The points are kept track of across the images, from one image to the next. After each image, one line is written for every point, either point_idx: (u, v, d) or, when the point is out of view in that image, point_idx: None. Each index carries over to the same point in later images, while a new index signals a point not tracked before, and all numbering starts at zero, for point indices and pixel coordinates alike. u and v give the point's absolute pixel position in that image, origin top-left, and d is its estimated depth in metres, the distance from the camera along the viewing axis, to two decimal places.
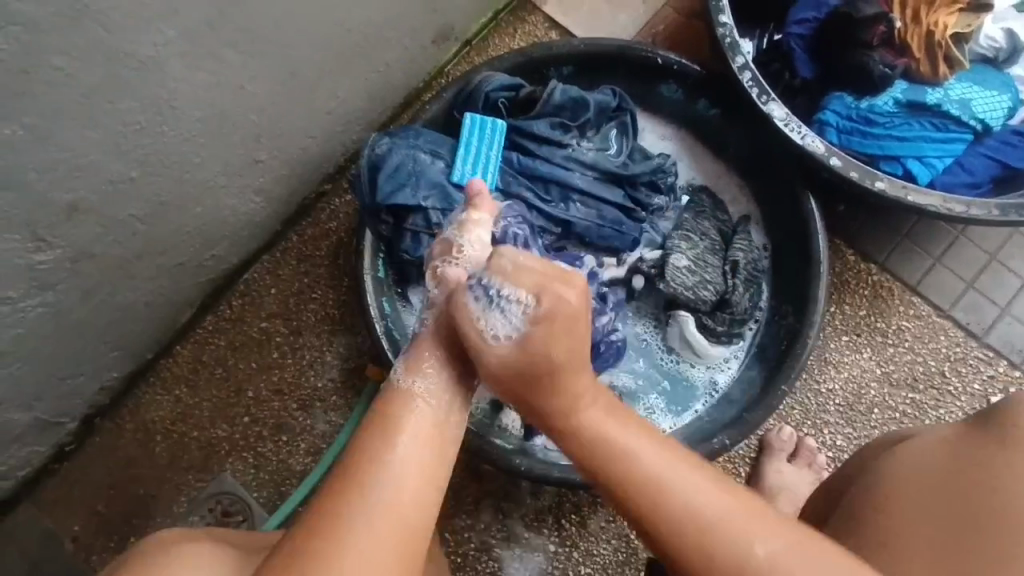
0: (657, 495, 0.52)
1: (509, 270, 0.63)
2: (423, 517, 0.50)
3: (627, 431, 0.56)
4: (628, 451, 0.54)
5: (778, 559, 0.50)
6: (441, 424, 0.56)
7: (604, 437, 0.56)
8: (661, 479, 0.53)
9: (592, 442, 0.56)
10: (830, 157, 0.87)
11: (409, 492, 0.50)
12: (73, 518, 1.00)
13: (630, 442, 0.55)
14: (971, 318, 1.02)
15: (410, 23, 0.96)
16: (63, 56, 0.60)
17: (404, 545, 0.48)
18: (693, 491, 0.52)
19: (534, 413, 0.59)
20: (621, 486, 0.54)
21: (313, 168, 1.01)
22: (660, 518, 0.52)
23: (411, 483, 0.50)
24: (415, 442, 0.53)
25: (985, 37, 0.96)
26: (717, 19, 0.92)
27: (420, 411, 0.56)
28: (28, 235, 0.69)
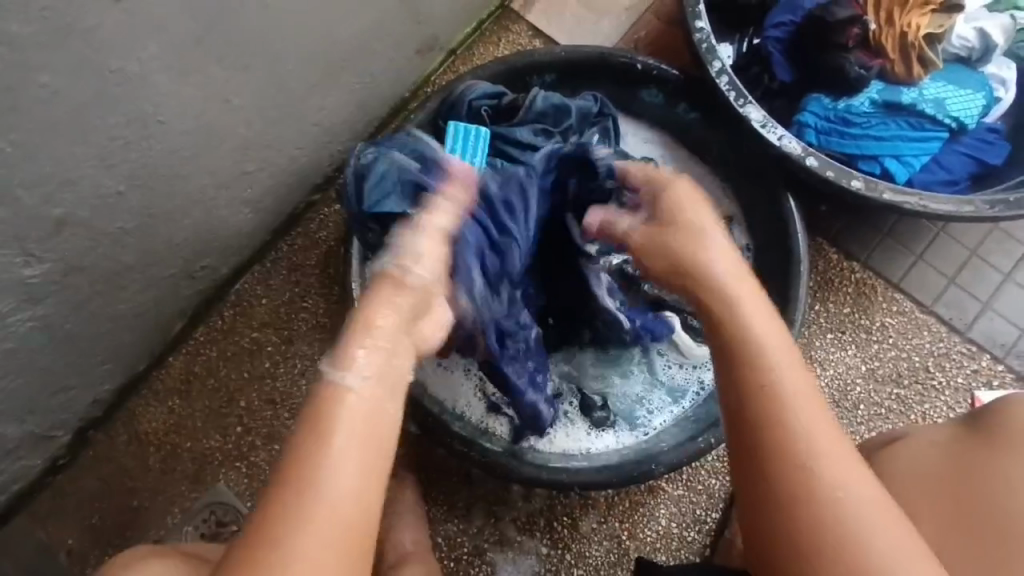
0: (788, 412, 0.55)
1: (665, 228, 0.67)
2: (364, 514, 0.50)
3: (781, 345, 0.58)
4: (788, 369, 0.57)
5: (861, 497, 0.53)
6: (373, 416, 0.52)
7: (756, 349, 0.58)
8: (801, 393, 0.56)
9: (759, 361, 0.57)
10: (807, 157, 0.89)
11: (349, 505, 0.49)
12: (67, 531, 1.00)
13: (782, 357, 0.58)
14: (953, 313, 1.03)
15: (395, 34, 0.97)
16: (48, 74, 0.61)
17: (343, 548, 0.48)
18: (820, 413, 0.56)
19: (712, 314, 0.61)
20: (757, 395, 0.56)
21: (301, 179, 1.02)
22: (788, 432, 0.55)
23: (345, 490, 0.49)
24: (348, 444, 0.50)
25: (958, 37, 0.98)
26: (695, 25, 0.93)
27: (359, 402, 0.52)
28: (18, 250, 0.70)
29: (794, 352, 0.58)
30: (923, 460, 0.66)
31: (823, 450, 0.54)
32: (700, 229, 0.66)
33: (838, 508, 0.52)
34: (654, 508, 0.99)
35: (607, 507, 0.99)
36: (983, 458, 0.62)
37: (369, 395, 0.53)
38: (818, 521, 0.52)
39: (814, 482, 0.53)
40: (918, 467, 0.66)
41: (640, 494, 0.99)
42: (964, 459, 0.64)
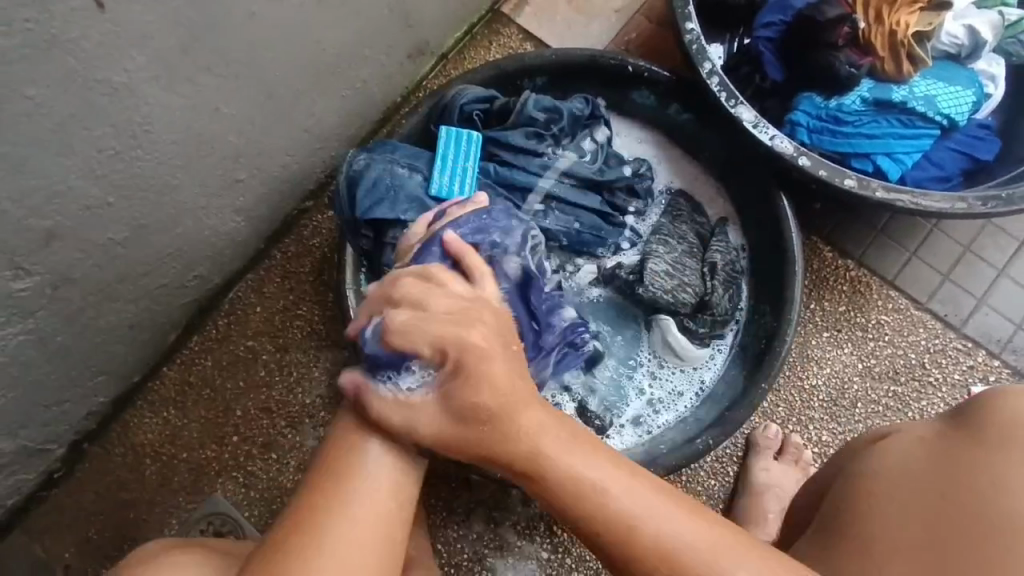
0: (627, 529, 0.54)
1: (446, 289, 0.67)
2: (389, 511, 0.60)
3: (625, 471, 0.57)
4: (646, 509, 0.54)
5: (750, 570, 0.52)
6: (407, 447, 0.63)
7: (621, 507, 0.55)
8: (701, 542, 0.53)
9: (579, 485, 0.56)
10: (799, 157, 0.89)
11: (379, 504, 0.59)
12: (63, 545, 0.99)
13: (646, 503, 0.55)
14: (948, 309, 1.03)
15: (385, 40, 0.97)
16: (33, 86, 0.60)
17: (377, 543, 0.58)
18: (714, 537, 0.53)
19: (557, 486, 0.57)
20: (591, 503, 0.55)
21: (293, 186, 1.02)
22: (674, 569, 0.52)
23: (386, 475, 0.61)
24: (380, 467, 0.61)
25: (947, 34, 0.98)
26: (684, 26, 0.93)
27: (384, 447, 0.63)
28: (6, 263, 0.70)
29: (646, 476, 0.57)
30: (915, 456, 0.65)
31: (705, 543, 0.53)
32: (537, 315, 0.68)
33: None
34: None
35: None
36: (974, 453, 0.62)
37: (424, 417, 0.61)
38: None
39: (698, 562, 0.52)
40: (911, 464, 0.65)
41: None
42: (954, 454, 0.63)
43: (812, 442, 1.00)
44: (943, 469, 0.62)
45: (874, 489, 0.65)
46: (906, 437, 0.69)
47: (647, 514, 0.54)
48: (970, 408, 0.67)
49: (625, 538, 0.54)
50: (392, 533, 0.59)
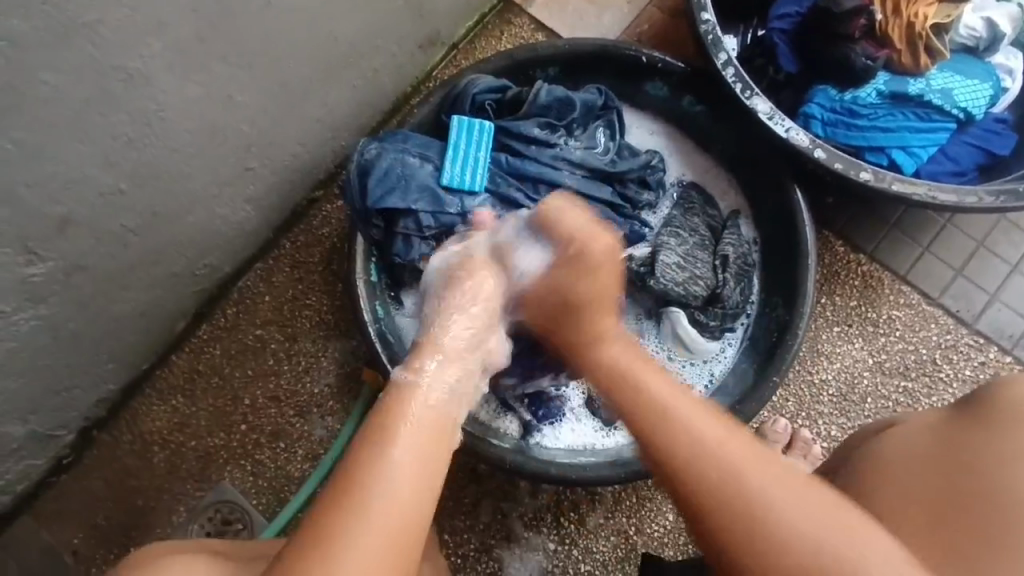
0: (681, 436, 0.54)
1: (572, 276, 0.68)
2: (419, 511, 0.47)
3: (678, 389, 0.58)
4: (689, 414, 0.55)
5: (807, 511, 0.48)
6: (438, 414, 0.53)
7: (670, 418, 0.55)
8: (723, 440, 0.53)
9: (655, 409, 0.56)
10: (814, 149, 0.89)
11: (406, 495, 0.46)
12: (72, 531, 1.00)
13: (695, 422, 0.54)
14: (960, 305, 1.02)
15: (398, 30, 0.97)
16: (50, 71, 0.60)
17: (399, 547, 0.45)
18: (787, 479, 0.50)
19: (632, 398, 0.58)
20: (673, 445, 0.54)
21: (304, 175, 1.01)
22: (712, 464, 0.51)
23: (418, 452, 0.49)
24: (412, 444, 0.49)
25: (965, 27, 0.97)
26: (700, 17, 0.92)
27: (421, 408, 0.52)
28: (20, 249, 0.70)
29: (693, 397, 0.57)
30: (920, 444, 0.66)
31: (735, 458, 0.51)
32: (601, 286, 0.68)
33: (789, 533, 0.48)
34: (661, 503, 0.99)
35: (614, 502, 0.99)
36: (977, 439, 0.62)
37: (440, 402, 0.54)
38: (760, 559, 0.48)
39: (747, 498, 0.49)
40: (917, 453, 0.65)
41: (647, 489, 0.99)
42: (957, 439, 0.63)
43: (821, 437, 0.99)
44: (946, 453, 0.63)
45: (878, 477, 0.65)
46: (910, 425, 0.69)
47: (749, 462, 0.51)
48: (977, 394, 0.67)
49: (693, 466, 0.52)
50: (410, 544, 0.46)
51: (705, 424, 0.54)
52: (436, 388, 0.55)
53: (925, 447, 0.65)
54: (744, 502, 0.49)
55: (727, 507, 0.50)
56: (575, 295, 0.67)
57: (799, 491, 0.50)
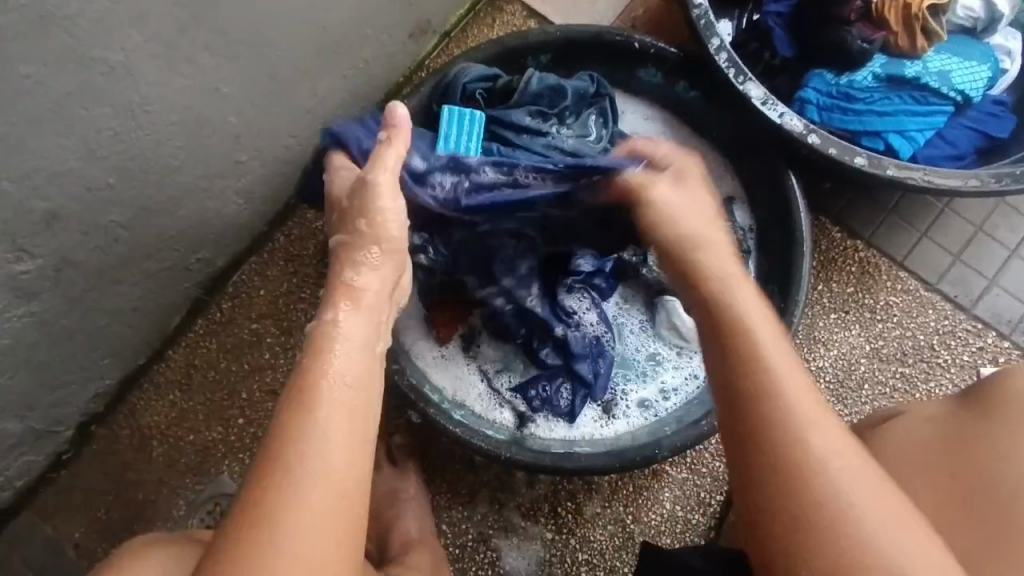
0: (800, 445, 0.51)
1: (676, 195, 0.70)
2: (350, 480, 0.48)
3: (805, 385, 0.54)
4: (820, 423, 0.52)
5: (884, 521, 0.48)
6: (359, 371, 0.52)
7: (785, 408, 0.53)
8: (840, 454, 0.51)
9: (769, 386, 0.54)
10: (809, 134, 0.87)
11: (336, 470, 0.47)
12: (73, 525, 1.00)
13: (816, 418, 0.53)
14: (958, 290, 1.02)
15: (387, 18, 0.96)
16: (30, 64, 0.59)
17: (340, 509, 0.47)
18: (852, 468, 0.50)
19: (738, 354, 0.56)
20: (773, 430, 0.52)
21: (296, 167, 1.01)
22: (806, 472, 0.50)
23: (341, 418, 0.49)
24: (336, 416, 0.49)
25: (963, 7, 0.95)
26: (692, 1, 0.91)
27: (341, 368, 0.51)
28: (8, 245, 0.69)
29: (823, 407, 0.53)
30: (923, 438, 0.65)
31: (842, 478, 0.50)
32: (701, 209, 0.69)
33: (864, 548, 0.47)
34: (658, 492, 0.99)
35: (611, 492, 0.99)
36: (981, 436, 0.61)
37: (347, 365, 0.52)
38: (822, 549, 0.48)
39: (839, 510, 0.49)
40: (918, 448, 0.64)
41: (644, 478, 0.99)
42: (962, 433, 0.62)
43: None
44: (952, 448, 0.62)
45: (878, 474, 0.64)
46: (912, 418, 0.68)
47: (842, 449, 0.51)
48: (978, 385, 0.66)
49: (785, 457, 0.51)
50: (355, 503, 0.48)
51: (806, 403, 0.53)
52: (350, 342, 0.53)
53: (926, 442, 0.64)
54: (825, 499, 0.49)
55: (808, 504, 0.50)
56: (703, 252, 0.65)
57: (895, 508, 0.49)
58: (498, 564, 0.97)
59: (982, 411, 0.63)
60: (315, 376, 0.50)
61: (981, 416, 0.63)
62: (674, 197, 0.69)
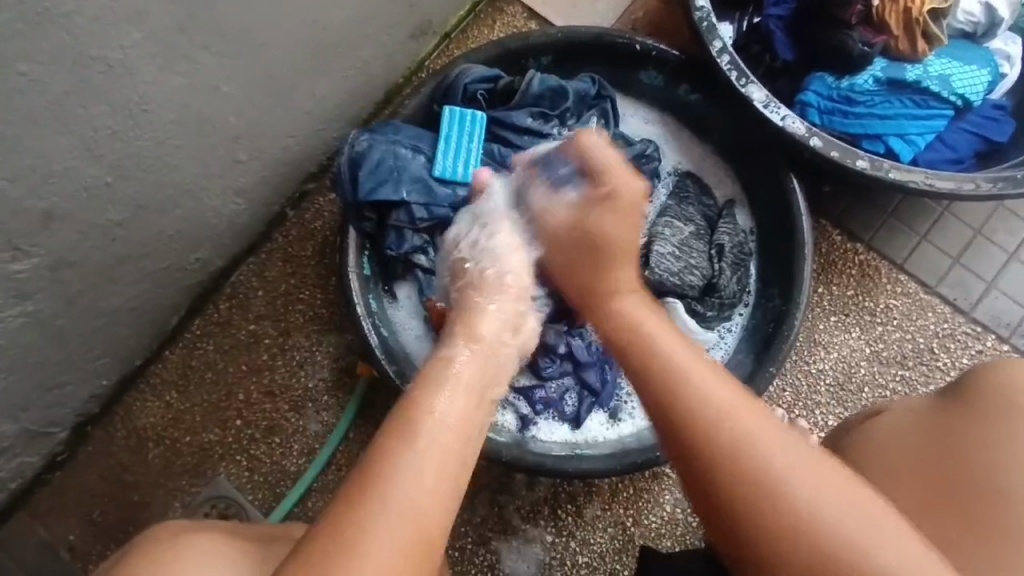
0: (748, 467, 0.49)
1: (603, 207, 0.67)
2: (442, 514, 0.46)
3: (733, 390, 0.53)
4: (768, 441, 0.50)
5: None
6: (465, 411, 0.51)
7: (732, 430, 0.51)
8: (795, 460, 0.49)
9: (723, 433, 0.51)
10: (811, 137, 0.88)
11: (424, 498, 0.45)
12: (68, 527, 0.99)
13: (763, 429, 0.51)
14: (957, 293, 1.02)
15: (387, 18, 0.95)
16: (27, 61, 0.59)
17: (420, 541, 0.44)
18: (829, 483, 0.49)
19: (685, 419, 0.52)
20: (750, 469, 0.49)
21: (295, 167, 1.00)
22: (773, 492, 0.48)
23: (443, 450, 0.48)
24: (439, 452, 0.47)
25: (963, 12, 0.96)
26: (694, 4, 0.91)
27: (447, 405, 0.50)
28: (4, 244, 0.69)
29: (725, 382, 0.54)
30: (908, 426, 0.65)
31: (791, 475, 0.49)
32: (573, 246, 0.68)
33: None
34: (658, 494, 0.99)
35: (611, 494, 0.99)
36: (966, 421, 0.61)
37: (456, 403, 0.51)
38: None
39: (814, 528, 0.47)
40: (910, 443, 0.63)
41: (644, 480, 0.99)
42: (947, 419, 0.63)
43: (818, 426, 0.99)
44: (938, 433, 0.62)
45: (866, 469, 0.64)
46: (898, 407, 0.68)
47: (831, 483, 0.48)
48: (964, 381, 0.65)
49: (780, 508, 0.48)
50: (433, 549, 0.45)
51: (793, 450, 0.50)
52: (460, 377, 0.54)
53: (911, 429, 0.64)
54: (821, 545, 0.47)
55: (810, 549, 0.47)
56: (602, 293, 0.65)
57: (846, 491, 0.49)
58: (497, 567, 0.96)
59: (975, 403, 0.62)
60: (426, 405, 0.50)
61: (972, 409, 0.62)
62: (596, 216, 0.67)
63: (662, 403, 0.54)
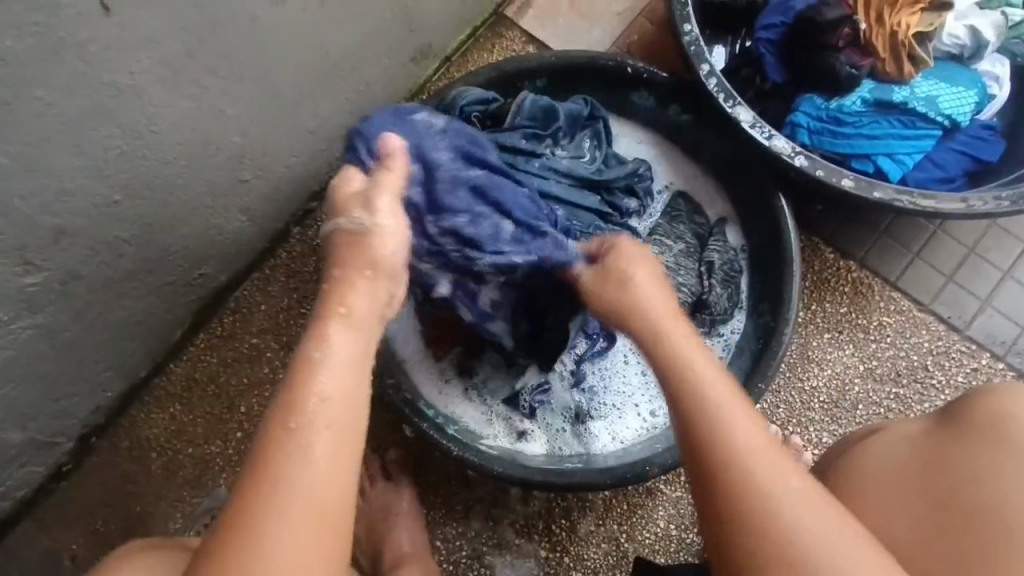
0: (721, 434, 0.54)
1: (615, 286, 0.70)
2: (342, 481, 0.51)
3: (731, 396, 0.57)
4: (734, 419, 0.55)
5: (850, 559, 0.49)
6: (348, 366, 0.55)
7: (698, 388, 0.57)
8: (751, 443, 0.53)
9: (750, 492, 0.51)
10: (796, 157, 0.90)
11: (342, 391, 0.53)
12: (70, 537, 1.01)
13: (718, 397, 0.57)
14: (952, 311, 1.02)
15: (388, 43, 0.99)
16: (43, 87, 0.62)
17: (327, 533, 0.49)
18: (813, 503, 0.51)
19: (707, 444, 0.54)
20: (721, 456, 0.53)
21: (298, 186, 1.03)
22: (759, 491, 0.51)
23: (326, 459, 0.50)
24: (341, 343, 0.56)
25: (949, 35, 0.98)
26: (683, 28, 0.94)
27: (334, 356, 0.55)
28: (17, 259, 0.72)
29: (756, 426, 0.55)
30: (902, 452, 0.66)
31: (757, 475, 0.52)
32: (648, 284, 0.69)
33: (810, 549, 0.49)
34: (652, 510, 0.99)
35: (605, 509, 0.99)
36: (961, 452, 0.62)
37: (350, 350, 0.56)
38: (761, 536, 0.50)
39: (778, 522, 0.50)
40: (899, 464, 0.65)
41: (638, 496, 0.99)
42: (943, 450, 0.64)
43: (812, 443, 0.99)
44: (931, 465, 0.63)
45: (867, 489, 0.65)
46: (896, 433, 0.69)
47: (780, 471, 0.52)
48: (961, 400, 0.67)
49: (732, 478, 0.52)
50: (335, 518, 0.50)
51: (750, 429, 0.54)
52: (345, 344, 0.56)
53: (910, 456, 0.65)
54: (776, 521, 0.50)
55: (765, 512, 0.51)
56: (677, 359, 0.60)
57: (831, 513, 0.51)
58: None
59: (965, 427, 0.64)
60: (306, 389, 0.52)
61: (956, 433, 0.64)
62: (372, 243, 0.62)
63: (727, 467, 0.53)
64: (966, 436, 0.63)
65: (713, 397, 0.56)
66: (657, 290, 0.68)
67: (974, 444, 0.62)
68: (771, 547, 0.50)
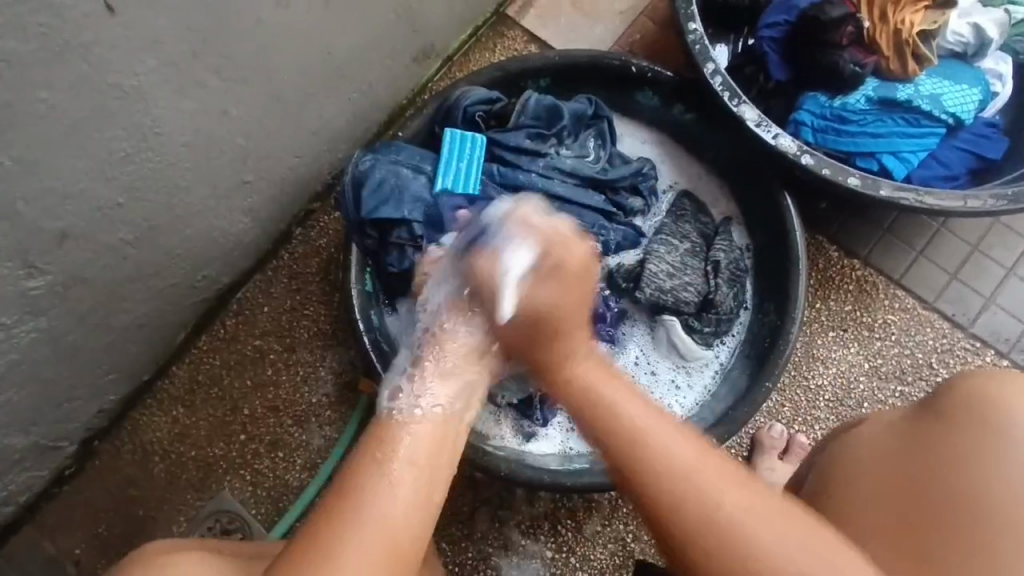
0: (634, 442, 0.53)
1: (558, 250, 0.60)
2: (417, 522, 0.51)
3: (649, 414, 0.55)
4: (666, 434, 0.53)
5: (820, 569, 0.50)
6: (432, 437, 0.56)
7: (631, 420, 0.55)
8: (691, 460, 0.52)
9: (643, 457, 0.53)
10: (802, 155, 0.89)
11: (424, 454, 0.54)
12: (74, 542, 1.01)
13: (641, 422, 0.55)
14: (956, 309, 1.02)
15: (391, 44, 0.98)
16: (47, 89, 0.62)
17: (396, 568, 0.48)
18: (762, 508, 0.51)
19: (623, 458, 0.54)
20: (648, 469, 0.53)
21: (301, 188, 1.03)
22: (680, 498, 0.51)
23: (399, 512, 0.50)
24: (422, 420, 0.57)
25: (953, 33, 0.98)
26: (687, 27, 0.94)
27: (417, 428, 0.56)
28: (19, 263, 0.71)
29: (688, 436, 0.54)
30: (884, 441, 0.66)
31: (697, 481, 0.52)
32: (566, 268, 0.61)
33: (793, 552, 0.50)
34: None
35: (611, 510, 0.99)
36: (938, 435, 0.62)
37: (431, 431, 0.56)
38: (691, 525, 0.51)
39: (714, 522, 0.51)
40: (880, 455, 0.65)
41: None
42: (920, 435, 0.64)
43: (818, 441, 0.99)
44: (911, 450, 0.63)
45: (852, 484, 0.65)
46: (874, 424, 0.69)
47: (722, 485, 0.52)
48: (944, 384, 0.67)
49: (666, 487, 0.52)
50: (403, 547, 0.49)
51: (683, 440, 0.53)
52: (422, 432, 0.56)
53: (890, 445, 0.65)
54: (706, 513, 0.51)
55: (689, 515, 0.51)
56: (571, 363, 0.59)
57: (786, 530, 0.51)
58: None
59: (943, 410, 0.64)
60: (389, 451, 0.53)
61: (933, 418, 0.64)
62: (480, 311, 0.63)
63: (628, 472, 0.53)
64: (944, 418, 0.63)
65: (632, 424, 0.54)
66: (559, 261, 0.60)
67: (962, 429, 0.62)
68: (705, 537, 0.51)
